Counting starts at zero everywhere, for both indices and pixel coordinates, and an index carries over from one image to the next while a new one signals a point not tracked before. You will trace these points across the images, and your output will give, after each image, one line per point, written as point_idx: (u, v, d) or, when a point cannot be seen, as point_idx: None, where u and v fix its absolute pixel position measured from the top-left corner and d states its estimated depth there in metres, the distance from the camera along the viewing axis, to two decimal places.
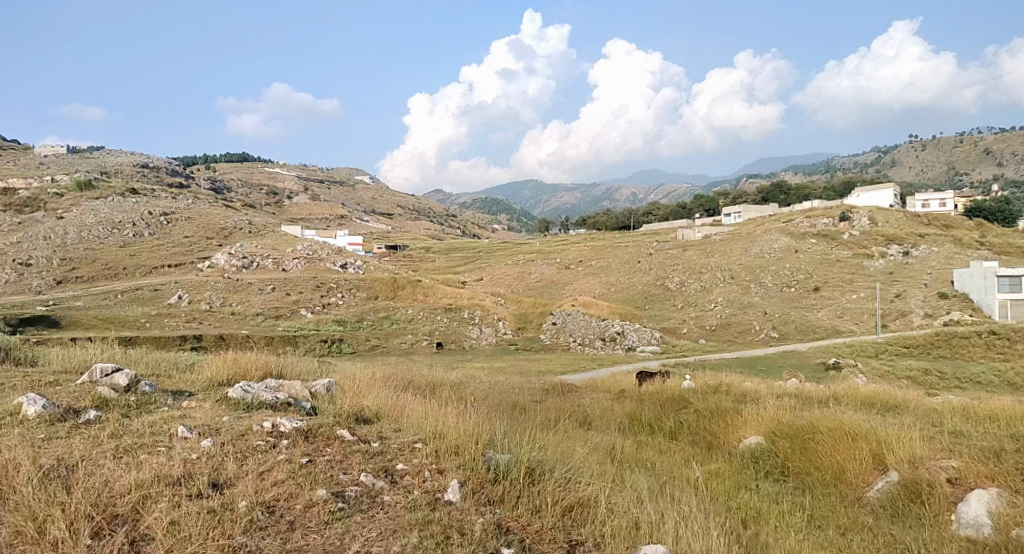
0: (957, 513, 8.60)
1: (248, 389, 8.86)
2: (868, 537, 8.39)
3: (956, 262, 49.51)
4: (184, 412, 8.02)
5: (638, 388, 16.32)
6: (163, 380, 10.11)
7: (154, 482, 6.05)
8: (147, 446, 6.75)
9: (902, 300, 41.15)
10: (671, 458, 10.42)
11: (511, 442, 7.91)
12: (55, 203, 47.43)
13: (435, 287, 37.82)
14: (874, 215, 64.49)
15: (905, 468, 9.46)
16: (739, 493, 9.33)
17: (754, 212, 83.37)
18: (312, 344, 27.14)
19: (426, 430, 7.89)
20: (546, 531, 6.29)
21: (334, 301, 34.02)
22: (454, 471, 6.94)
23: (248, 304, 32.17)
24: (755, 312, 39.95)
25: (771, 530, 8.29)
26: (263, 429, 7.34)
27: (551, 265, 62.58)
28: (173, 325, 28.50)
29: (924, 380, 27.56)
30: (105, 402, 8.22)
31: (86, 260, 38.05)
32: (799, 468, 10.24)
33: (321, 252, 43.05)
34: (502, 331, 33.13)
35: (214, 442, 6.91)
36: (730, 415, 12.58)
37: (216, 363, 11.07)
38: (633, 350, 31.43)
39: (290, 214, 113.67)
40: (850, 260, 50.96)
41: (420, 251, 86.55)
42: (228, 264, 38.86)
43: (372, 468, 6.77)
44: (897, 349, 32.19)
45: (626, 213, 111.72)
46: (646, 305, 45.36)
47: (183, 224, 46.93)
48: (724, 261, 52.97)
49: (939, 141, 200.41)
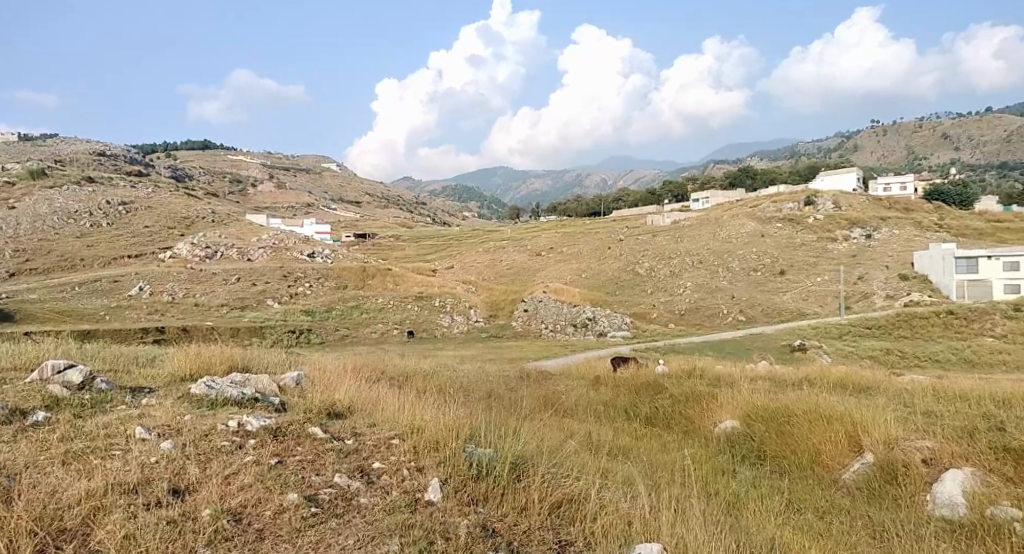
0: (933, 492, 8.41)
1: (212, 385, 8.41)
2: (846, 519, 8.17)
3: (917, 244, 50.29)
4: (143, 411, 7.52)
5: (613, 373, 16.11)
6: (120, 376, 9.59)
7: (106, 491, 5.58)
8: (100, 449, 6.26)
9: (864, 282, 41.57)
10: (648, 444, 10.16)
11: (491, 435, 7.56)
12: (6, 192, 45.80)
13: (405, 276, 37.29)
14: (838, 199, 65.18)
15: (880, 449, 9.28)
16: (717, 477, 9.05)
17: (721, 198, 83.82)
18: (279, 334, 26.54)
19: (403, 424, 7.52)
20: (533, 531, 5.94)
21: (302, 291, 33.34)
22: (434, 469, 6.58)
23: (212, 295, 31.35)
24: (723, 295, 40.07)
25: (751, 514, 8.02)
26: (229, 428, 6.89)
27: (522, 252, 62.36)
28: (134, 317, 27.66)
29: (885, 360, 27.87)
30: (56, 401, 7.71)
31: (41, 251, 36.83)
32: (776, 451, 10.01)
33: (287, 241, 42.25)
34: (473, 318, 32.80)
35: (174, 444, 6.44)
36: (706, 399, 12.39)
37: (178, 357, 10.57)
38: (604, 335, 31.32)
39: (255, 203, 111.75)
40: (815, 244, 51.48)
41: (390, 239, 85.66)
42: (190, 255, 37.94)
43: (346, 468, 6.37)
44: (861, 330, 32.51)
45: (595, 200, 111.81)
46: (617, 291, 45.35)
47: (143, 213, 45.69)
48: (693, 245, 53.17)
49: (899, 126, 203.96)
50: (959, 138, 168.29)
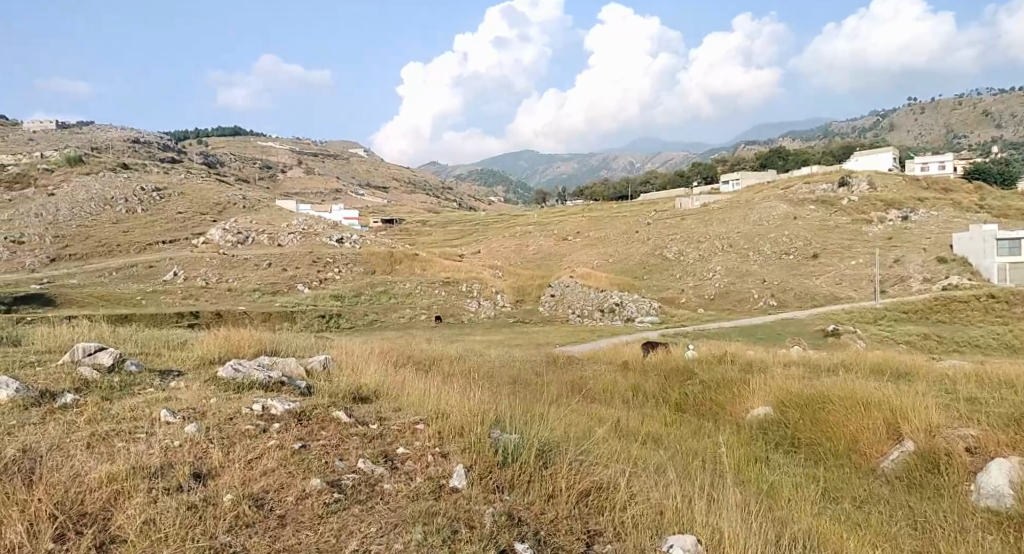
0: (977, 481, 8.12)
1: (239, 369, 8.38)
2: (885, 510, 7.93)
3: (956, 226, 49.06)
4: (170, 394, 7.50)
5: (642, 358, 15.93)
6: (149, 359, 9.63)
7: (129, 474, 5.55)
8: (126, 432, 6.24)
9: (901, 265, 40.67)
10: (678, 430, 9.99)
11: (519, 421, 7.43)
12: (45, 179, 46.53)
13: (432, 261, 37.27)
14: (873, 180, 63.83)
15: (921, 437, 8.98)
16: (750, 465, 8.85)
17: (752, 179, 82.55)
18: (310, 319, 26.70)
19: (428, 409, 7.43)
20: (560, 520, 5.81)
21: (331, 276, 33.48)
22: (459, 455, 6.46)
23: (244, 280, 31.63)
24: (754, 279, 39.49)
25: (785, 503, 7.80)
26: (253, 411, 6.84)
27: (550, 237, 62.08)
28: (169, 302, 27.98)
29: (922, 345, 27.24)
30: (86, 384, 7.74)
31: (79, 237, 37.37)
32: (811, 439, 9.76)
33: (316, 227, 42.45)
34: (500, 303, 32.69)
35: (199, 426, 6.41)
36: (737, 386, 12.15)
37: (208, 341, 10.59)
38: (632, 320, 31.03)
39: (284, 189, 112.47)
40: (849, 227, 50.49)
41: (417, 225, 85.78)
42: (223, 241, 38.31)
43: (369, 453, 6.28)
44: (897, 314, 31.83)
45: (623, 183, 110.88)
46: (645, 275, 44.94)
47: (176, 200, 46.18)
48: (724, 228, 52.48)
49: (938, 104, 198.86)
50: (1001, 116, 163.62)
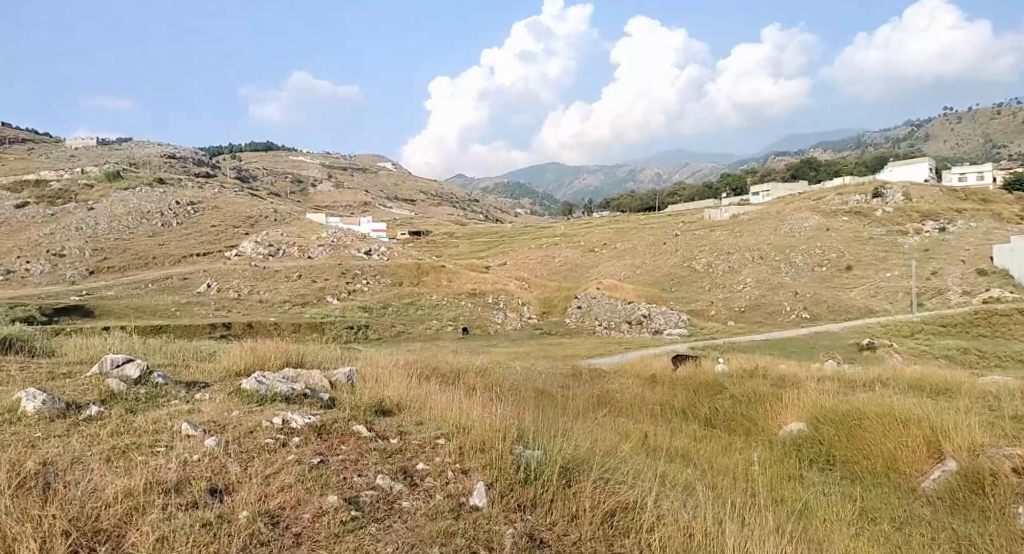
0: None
1: (262, 381, 8.30)
2: (927, 532, 7.63)
3: (995, 237, 47.91)
4: (194, 406, 7.46)
5: (671, 372, 15.62)
6: (177, 371, 9.62)
7: (145, 490, 5.51)
8: (146, 446, 6.20)
9: (938, 278, 39.78)
10: (708, 446, 9.74)
11: (543, 436, 7.28)
12: (85, 194, 47.46)
13: (460, 273, 37.23)
14: (909, 191, 62.68)
15: (964, 456, 8.65)
16: (783, 483, 8.60)
17: (782, 191, 81.60)
18: (338, 330, 26.79)
19: (450, 423, 7.31)
20: (583, 543, 5.65)
21: (360, 288, 33.58)
22: (480, 472, 6.32)
23: (275, 292, 31.86)
24: (786, 292, 38.88)
25: (821, 524, 7.54)
26: (274, 425, 6.77)
27: (577, 248, 61.87)
28: (202, 313, 28.26)
29: (962, 359, 26.52)
30: (112, 396, 7.72)
31: (116, 250, 37.98)
32: (847, 457, 9.46)
33: (346, 239, 42.73)
34: (527, 315, 32.53)
35: (219, 441, 6.35)
36: (769, 401, 11.85)
37: (235, 353, 10.57)
38: (660, 332, 30.67)
39: (315, 203, 113.69)
40: (883, 238, 49.57)
41: (444, 237, 86.07)
42: (255, 253, 38.69)
43: (389, 469, 6.17)
44: (935, 328, 31.07)
45: (652, 194, 110.29)
46: (674, 288, 44.51)
47: (210, 213, 46.79)
48: (754, 239, 51.83)
49: (975, 113, 195.10)
50: None
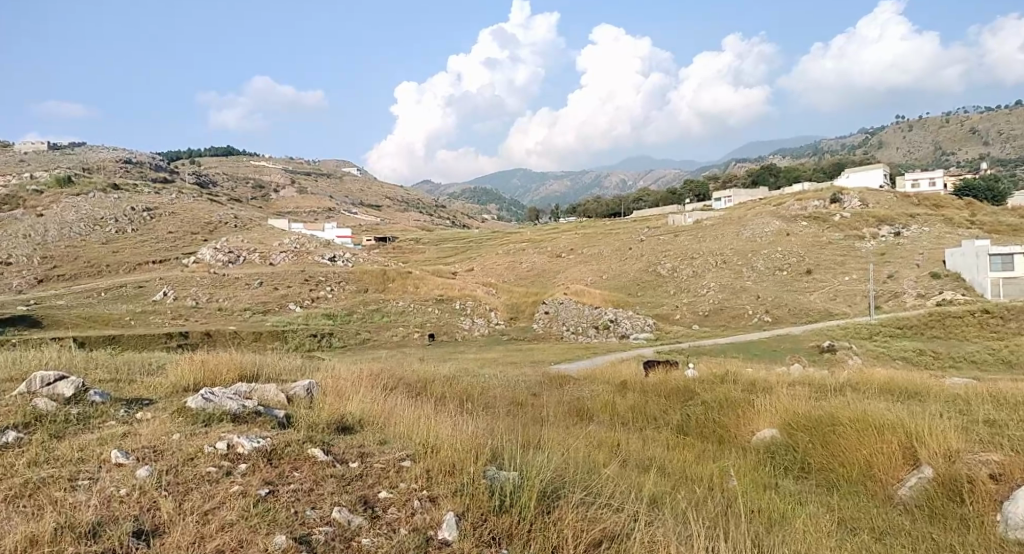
0: (1004, 510, 7.39)
1: (210, 397, 7.56)
2: (906, 543, 7.19)
3: (948, 241, 48.60)
4: (131, 429, 6.73)
5: (641, 378, 15.09)
6: (119, 387, 8.80)
7: (53, 538, 4.86)
8: (66, 479, 5.50)
9: (895, 281, 40.17)
10: (682, 454, 9.25)
11: (516, 456, 6.67)
12: (34, 200, 45.55)
13: (425, 278, 36.44)
14: (865, 197, 63.39)
15: (940, 462, 8.26)
16: (758, 492, 8.13)
17: (744, 196, 82.34)
18: (301, 339, 25.96)
19: (416, 442, 6.71)
20: None
21: (323, 295, 32.67)
22: (449, 499, 5.73)
23: (235, 300, 30.78)
24: (749, 295, 38.85)
25: (800, 535, 7.01)
26: (217, 450, 6.07)
27: (543, 253, 61.54)
28: (157, 322, 27.13)
29: (918, 361, 26.64)
30: (38, 418, 6.96)
31: (67, 258, 36.43)
32: (821, 464, 9.06)
33: (309, 244, 41.71)
34: (494, 321, 31.93)
35: (153, 471, 5.68)
36: (741, 407, 11.38)
37: (184, 366, 9.74)
38: (627, 337, 30.29)
39: (277, 208, 111.65)
40: (842, 242, 49.98)
41: (409, 243, 85.00)
42: (213, 260, 37.56)
43: (346, 500, 5.54)
44: (892, 330, 31.19)
45: (615, 200, 110.53)
46: (639, 292, 44.32)
47: (167, 219, 45.31)
48: (718, 244, 51.96)
49: (925, 121, 199.50)
50: (989, 132, 163.27)
